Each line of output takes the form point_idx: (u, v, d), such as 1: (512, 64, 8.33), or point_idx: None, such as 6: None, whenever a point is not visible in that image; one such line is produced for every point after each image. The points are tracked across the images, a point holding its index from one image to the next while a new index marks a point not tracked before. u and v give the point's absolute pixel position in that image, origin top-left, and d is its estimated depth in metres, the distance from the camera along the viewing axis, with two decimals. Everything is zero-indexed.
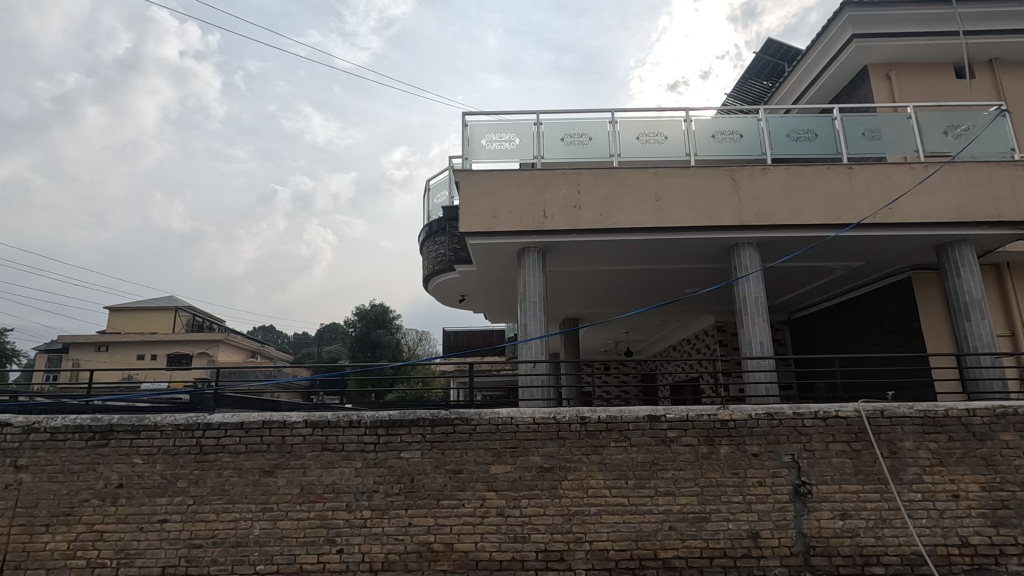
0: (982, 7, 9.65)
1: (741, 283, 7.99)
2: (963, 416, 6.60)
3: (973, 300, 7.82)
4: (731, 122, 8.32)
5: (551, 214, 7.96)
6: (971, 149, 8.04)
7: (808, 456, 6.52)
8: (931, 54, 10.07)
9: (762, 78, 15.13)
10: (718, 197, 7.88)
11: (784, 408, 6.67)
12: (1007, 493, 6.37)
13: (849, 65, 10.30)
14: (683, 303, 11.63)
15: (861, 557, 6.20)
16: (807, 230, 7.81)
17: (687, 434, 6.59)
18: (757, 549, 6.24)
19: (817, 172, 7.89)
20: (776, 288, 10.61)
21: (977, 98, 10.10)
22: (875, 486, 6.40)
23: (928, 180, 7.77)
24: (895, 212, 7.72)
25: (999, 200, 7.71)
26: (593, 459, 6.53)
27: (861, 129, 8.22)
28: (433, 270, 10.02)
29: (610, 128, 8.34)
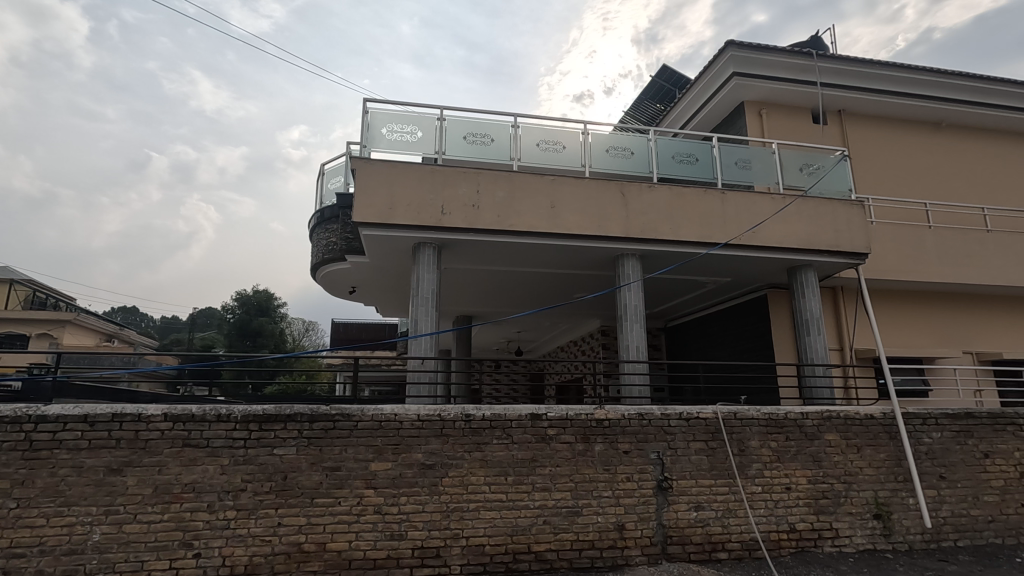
0: (836, 64, 11.08)
1: (623, 291, 8.51)
2: (798, 418, 7.55)
3: (813, 318, 8.98)
4: (624, 138, 8.84)
5: (448, 211, 7.95)
6: (819, 186, 9.19)
7: (671, 453, 7.11)
8: (795, 98, 11.40)
9: (656, 101, 16.20)
10: (608, 209, 8.34)
11: (654, 409, 7.21)
12: (827, 485, 7.38)
13: (729, 99, 11.37)
14: (571, 307, 12.14)
15: (709, 544, 6.87)
16: (683, 246, 8.50)
17: (566, 432, 6.91)
18: (621, 540, 6.69)
19: (695, 194, 8.61)
20: (655, 297, 11.45)
21: (828, 142, 11.61)
22: (724, 481, 7.12)
23: (784, 210, 8.80)
24: (757, 235, 8.64)
25: (839, 233, 8.91)
26: (475, 456, 6.62)
27: (735, 159, 9.10)
28: (322, 258, 9.57)
29: (512, 131, 8.50)
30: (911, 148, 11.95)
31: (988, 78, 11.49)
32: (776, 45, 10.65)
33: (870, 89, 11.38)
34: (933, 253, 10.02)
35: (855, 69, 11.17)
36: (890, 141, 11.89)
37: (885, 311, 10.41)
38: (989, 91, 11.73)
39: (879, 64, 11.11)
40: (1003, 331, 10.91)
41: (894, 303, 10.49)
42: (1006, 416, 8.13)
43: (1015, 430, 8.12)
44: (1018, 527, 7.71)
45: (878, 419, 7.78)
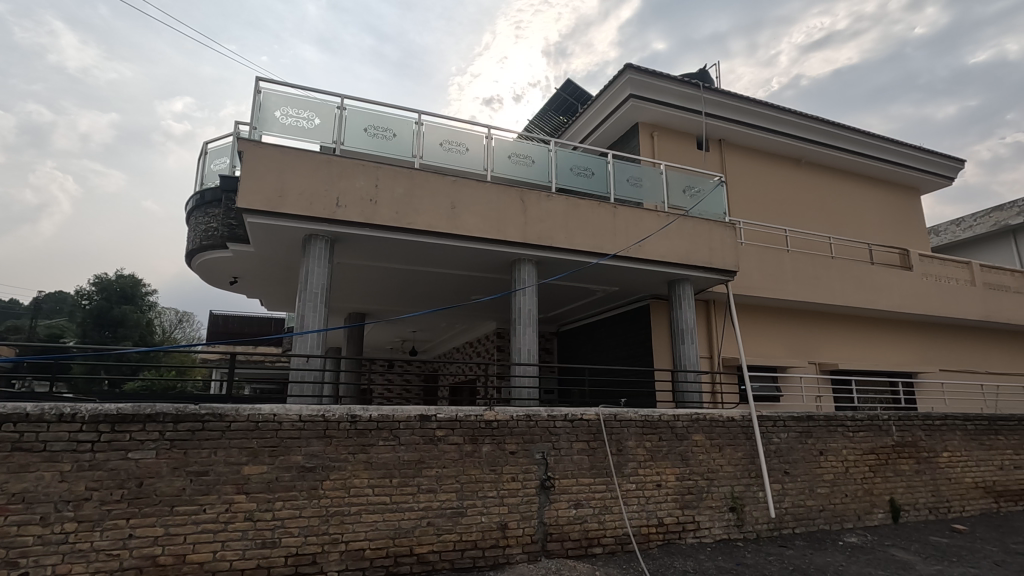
0: (718, 98, 12.19)
1: (518, 295, 8.70)
2: (670, 420, 8.17)
3: (687, 328, 9.76)
4: (526, 147, 9.06)
5: (344, 204, 7.66)
6: (699, 208, 10.02)
7: (555, 453, 7.38)
8: (683, 124, 12.36)
9: (560, 113, 16.79)
10: (506, 214, 8.49)
11: (541, 410, 7.44)
12: (692, 481, 8.05)
13: (625, 118, 12.08)
14: (467, 308, 12.21)
15: (586, 540, 7.21)
16: (576, 255, 8.88)
17: (454, 433, 6.92)
18: (503, 539, 6.82)
19: (589, 207, 9.04)
20: (548, 303, 11.85)
21: (708, 167, 12.71)
22: (603, 479, 7.52)
23: (667, 227, 9.50)
24: (643, 249, 9.24)
25: (713, 251, 9.78)
26: (360, 458, 6.43)
27: (627, 176, 9.67)
28: (199, 244, 8.79)
29: (416, 128, 8.38)
30: (776, 180, 13.42)
31: (839, 124, 13.23)
32: (669, 73, 11.49)
33: (745, 123, 12.63)
34: (789, 274, 11.31)
35: (734, 104, 12.35)
36: (760, 172, 13.27)
37: (748, 324, 11.58)
38: (840, 136, 13.52)
39: (754, 102, 12.38)
40: (841, 345, 12.56)
41: (755, 318, 11.70)
42: (839, 418, 9.37)
43: (845, 430, 9.38)
44: (842, 514, 8.91)
45: (737, 421, 8.63)
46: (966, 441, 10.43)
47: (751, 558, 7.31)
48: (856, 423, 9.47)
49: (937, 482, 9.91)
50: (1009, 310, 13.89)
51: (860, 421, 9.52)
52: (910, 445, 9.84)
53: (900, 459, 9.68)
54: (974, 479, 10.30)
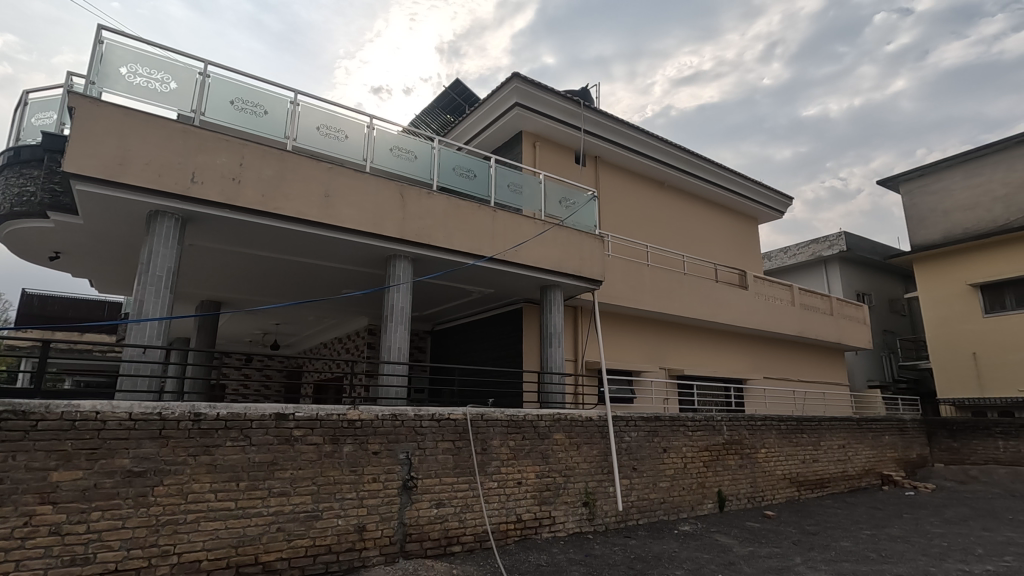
0: (596, 117, 12.96)
1: (391, 291, 8.49)
2: (534, 420, 8.49)
3: (555, 331, 10.20)
4: (409, 141, 8.90)
5: (201, 180, 6.94)
6: (573, 218, 10.54)
7: (419, 453, 7.31)
8: (563, 138, 12.96)
9: (447, 112, 16.73)
10: (384, 208, 8.27)
11: (407, 410, 7.34)
12: (550, 479, 8.43)
13: (509, 125, 12.38)
14: (338, 302, 11.70)
15: (445, 539, 7.23)
16: (453, 255, 8.89)
17: (313, 432, 6.57)
18: (360, 542, 6.60)
19: (468, 208, 9.11)
20: (423, 301, 11.75)
21: (584, 181, 13.45)
22: (466, 478, 7.61)
23: (542, 235, 9.88)
24: (518, 254, 9.50)
25: (582, 261, 10.34)
26: (202, 461, 5.84)
27: (507, 181, 9.89)
28: (8, 210, 7.43)
29: (290, 108, 7.86)
30: (642, 199, 14.59)
31: (697, 154, 14.73)
32: (553, 87, 11.99)
33: (618, 143, 13.57)
34: (647, 286, 12.34)
35: (609, 125, 13.22)
36: (629, 190, 14.34)
37: (609, 331, 12.43)
38: (696, 165, 15.07)
39: (627, 125, 13.35)
40: (687, 353, 13.97)
41: (616, 325, 12.61)
42: (681, 419, 10.39)
43: (686, 430, 10.42)
44: (679, 505, 9.90)
45: (594, 421, 9.20)
46: (779, 439, 12.11)
47: (599, 549, 7.82)
48: (695, 423, 10.56)
49: (755, 474, 11.39)
50: (818, 328, 16.41)
51: (698, 422, 10.64)
52: (736, 443, 11.20)
53: (727, 455, 10.99)
54: (783, 471, 11.99)
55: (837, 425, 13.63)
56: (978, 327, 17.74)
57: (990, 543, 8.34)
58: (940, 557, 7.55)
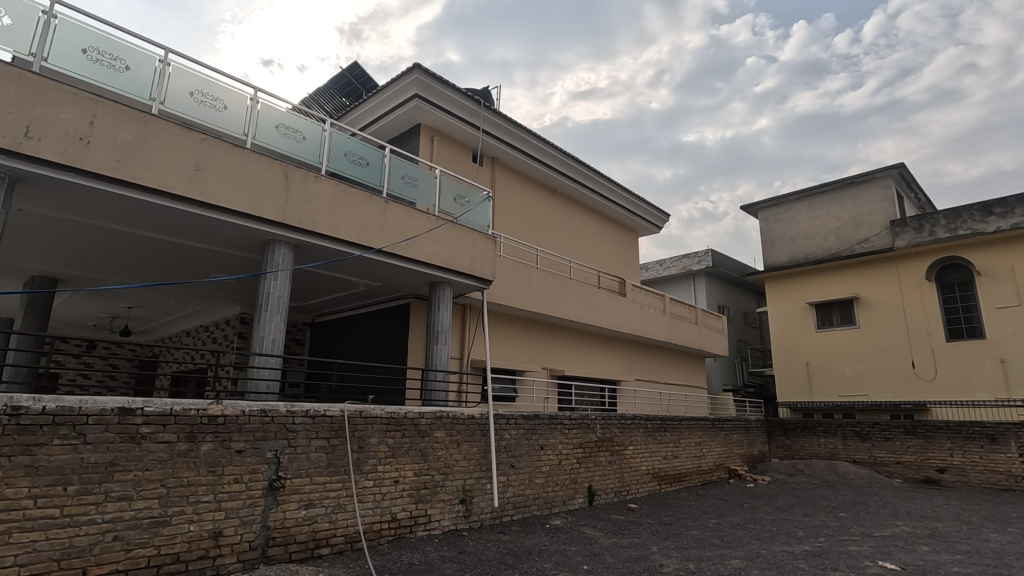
0: (496, 118, 13.11)
1: (267, 278, 7.90)
2: (415, 418, 8.37)
3: (442, 329, 10.11)
4: (297, 120, 8.37)
5: (38, 136, 5.98)
6: (467, 217, 10.54)
7: (289, 452, 6.88)
8: (462, 136, 12.95)
9: (342, 95, 15.99)
10: (263, 189, 7.68)
11: (279, 406, 6.88)
12: (429, 477, 8.36)
13: (408, 116, 12.12)
14: (205, 286, 10.69)
15: (313, 542, 6.87)
16: (338, 244, 8.49)
17: (166, 430, 5.92)
18: (214, 549, 6.04)
19: (358, 197, 8.76)
20: (303, 291, 11.12)
21: (480, 180, 13.53)
22: (339, 477, 7.29)
23: (434, 231, 9.77)
24: (408, 248, 9.31)
25: (473, 260, 10.38)
26: (19, 462, 5.01)
27: (401, 173, 9.66)
28: None
29: (159, 67, 7.06)
30: (535, 204, 15.02)
31: (588, 166, 15.45)
32: (454, 83, 11.92)
33: (516, 147, 13.85)
34: (535, 289, 12.71)
35: (508, 128, 13.44)
36: (523, 194, 14.69)
37: (496, 330, 12.62)
38: (587, 176, 15.82)
39: (525, 130, 13.66)
40: (568, 354, 14.58)
41: (502, 324, 12.84)
42: (559, 418, 10.82)
43: (562, 428, 10.86)
44: (551, 500, 10.29)
45: (476, 418, 9.27)
46: (645, 437, 13.06)
47: (473, 546, 7.88)
48: (570, 422, 11.04)
49: (623, 470, 12.17)
50: (684, 336, 17.94)
51: (574, 420, 11.14)
52: (607, 440, 11.90)
53: (599, 452, 11.63)
54: (647, 467, 12.94)
55: (694, 424, 14.98)
56: (811, 340, 20.47)
57: (809, 527, 9.66)
58: (770, 541, 8.61)
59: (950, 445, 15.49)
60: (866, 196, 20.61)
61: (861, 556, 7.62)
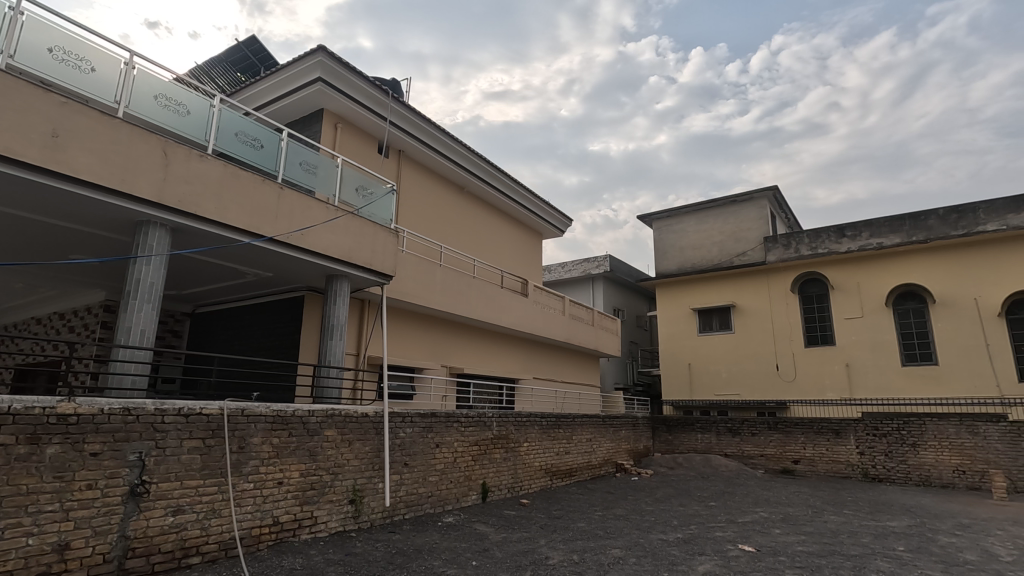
0: (404, 110, 12.85)
1: (138, 262, 7.16)
2: (304, 416, 8.00)
3: (339, 324, 9.69)
4: (182, 93, 7.67)
5: None
6: (370, 209, 10.24)
7: (157, 454, 6.29)
8: (367, 125, 12.56)
9: (237, 69, 14.87)
10: (138, 164, 6.97)
11: (146, 404, 6.27)
12: (316, 477, 8.02)
13: (309, 100, 11.55)
14: (61, 267, 9.48)
15: (181, 551, 6.33)
16: (225, 230, 7.89)
17: (0, 431, 5.17)
18: (59, 564, 5.38)
19: (249, 181, 8.21)
20: (182, 278, 10.22)
21: (385, 173, 13.21)
22: (215, 480, 6.78)
23: (332, 221, 9.38)
24: (303, 238, 8.86)
25: (374, 254, 10.09)
26: None
27: (300, 159, 9.18)
28: None
29: (9, 16, 6.14)
30: (441, 201, 14.93)
31: (496, 166, 15.64)
32: (361, 71, 11.54)
33: (424, 143, 13.68)
34: (437, 285, 12.64)
35: (416, 122, 13.23)
36: (429, 189, 14.55)
37: (396, 326, 12.41)
38: (494, 176, 16.00)
39: (434, 125, 13.52)
40: (468, 352, 14.65)
41: (402, 321, 12.62)
42: (455, 415, 10.83)
43: (458, 426, 10.89)
44: (445, 498, 10.27)
45: (370, 416, 9.05)
46: (539, 434, 13.44)
47: (360, 547, 7.68)
48: (467, 420, 11.10)
49: (516, 466, 12.44)
50: (581, 336, 18.68)
51: (470, 418, 11.21)
52: (503, 437, 12.11)
53: (494, 449, 11.80)
54: (540, 463, 13.32)
55: (586, 422, 15.66)
56: (693, 343, 22.15)
57: (683, 515, 10.46)
58: (648, 530, 9.22)
59: (804, 440, 17.40)
60: (746, 213, 22.67)
61: (724, 541, 8.40)
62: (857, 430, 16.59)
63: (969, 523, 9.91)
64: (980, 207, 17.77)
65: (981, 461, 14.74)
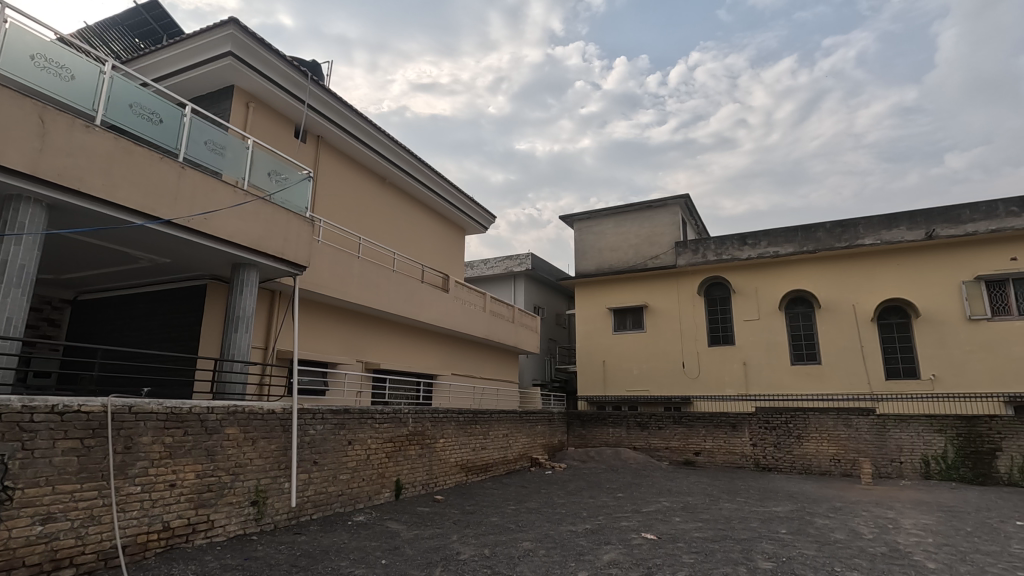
0: (323, 94, 12.32)
1: (6, 240, 6.36)
2: (202, 413, 7.48)
3: (245, 315, 9.09)
4: (66, 55, 6.89)
5: None
6: (282, 195, 9.71)
7: (23, 456, 5.62)
8: (282, 107, 11.93)
9: (136, 35, 13.58)
10: (8, 131, 6.18)
11: (11, 400, 5.59)
12: (214, 478, 7.53)
13: (218, 75, 10.79)
14: None
15: (50, 563, 5.70)
16: (114, 210, 7.19)
17: None
18: None
19: (144, 158, 7.53)
20: (62, 261, 9.22)
21: (301, 158, 12.62)
22: (95, 484, 6.17)
23: (241, 206, 8.82)
24: (207, 223, 8.26)
25: (287, 243, 9.58)
26: None
27: (204, 138, 8.52)
28: None
29: None
30: (361, 191, 14.48)
31: (420, 159, 15.39)
32: (277, 49, 10.93)
33: (345, 129, 13.20)
34: (354, 278, 12.24)
35: (337, 107, 12.74)
36: (349, 178, 14.06)
37: (308, 319, 11.90)
38: (417, 168, 15.73)
39: (355, 112, 13.08)
40: (385, 348, 14.33)
41: (316, 313, 12.13)
42: (369, 411, 10.57)
43: (372, 422, 10.63)
44: (356, 496, 9.98)
45: (277, 414, 8.63)
46: (456, 430, 13.41)
47: (262, 551, 7.30)
48: (382, 416, 10.86)
49: (431, 463, 12.33)
50: (501, 333, 18.83)
51: (386, 415, 10.99)
52: (418, 434, 11.97)
53: (409, 446, 11.63)
54: (456, 459, 13.29)
55: (503, 417, 15.81)
56: (608, 341, 23.00)
57: (592, 507, 10.86)
58: (558, 522, 9.48)
59: (705, 433, 18.57)
60: (659, 219, 23.83)
61: (628, 530, 8.81)
62: (751, 423, 17.95)
63: (841, 506, 11.04)
64: (860, 223, 19.83)
65: (853, 451, 16.45)
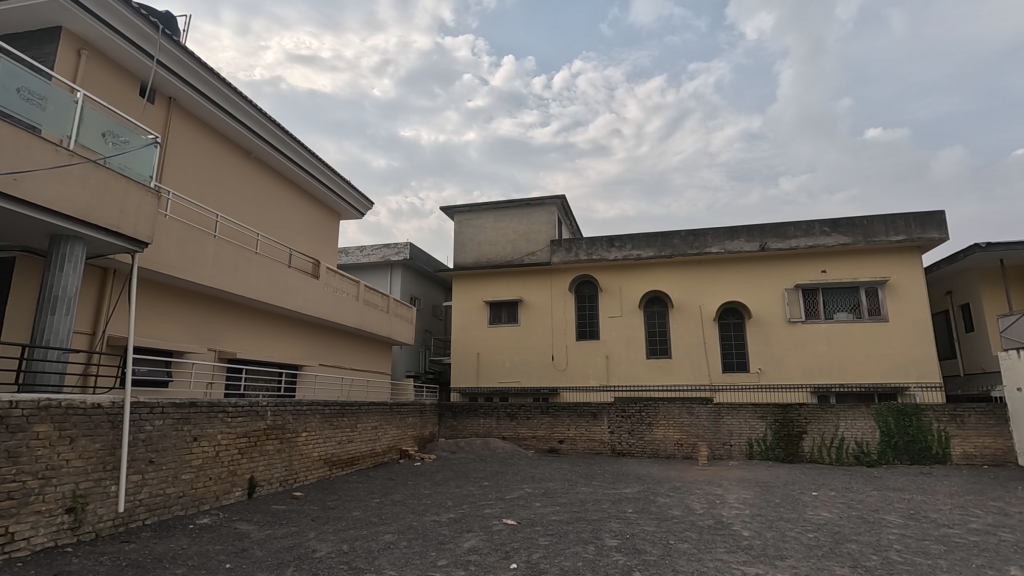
0: (178, 51, 11.02)
1: None
2: (2, 408, 6.37)
3: (65, 295, 7.81)
4: None
5: None
6: (119, 160, 8.49)
7: None
8: (125, 59, 10.46)
9: None
10: None
11: None
12: (16, 484, 6.42)
13: (39, 12, 9.16)
14: None
15: None
16: None
17: None
18: None
19: None
20: None
21: (146, 120, 11.16)
22: None
23: (64, 169, 7.60)
24: (16, 184, 7.02)
25: (126, 216, 8.40)
26: None
27: (17, 84, 7.18)
28: None
29: None
30: (220, 163, 13.17)
31: (291, 135, 14.38)
32: None
33: (203, 94, 11.92)
34: (208, 258, 11.14)
35: (193, 67, 11.45)
36: (206, 148, 12.72)
37: (150, 302, 10.63)
38: (287, 145, 14.68)
39: (216, 77, 11.86)
40: (243, 336, 13.23)
41: (159, 296, 10.87)
42: (220, 405, 9.72)
43: (223, 417, 9.79)
44: (200, 497, 9.11)
45: (104, 408, 7.64)
46: (320, 423, 12.79)
47: (77, 564, 6.38)
48: (234, 409, 10.05)
49: (291, 457, 11.65)
50: (374, 323, 18.29)
51: (239, 408, 10.18)
52: (277, 428, 11.24)
53: (266, 441, 10.87)
54: (319, 453, 12.69)
55: (373, 410, 15.40)
56: (482, 334, 23.38)
57: (457, 496, 11.00)
58: (421, 513, 9.48)
59: (569, 422, 19.66)
60: (536, 217, 24.65)
61: (490, 517, 9.05)
62: (610, 413, 19.32)
63: (679, 485, 12.36)
64: (708, 233, 21.91)
65: (693, 436, 18.42)
